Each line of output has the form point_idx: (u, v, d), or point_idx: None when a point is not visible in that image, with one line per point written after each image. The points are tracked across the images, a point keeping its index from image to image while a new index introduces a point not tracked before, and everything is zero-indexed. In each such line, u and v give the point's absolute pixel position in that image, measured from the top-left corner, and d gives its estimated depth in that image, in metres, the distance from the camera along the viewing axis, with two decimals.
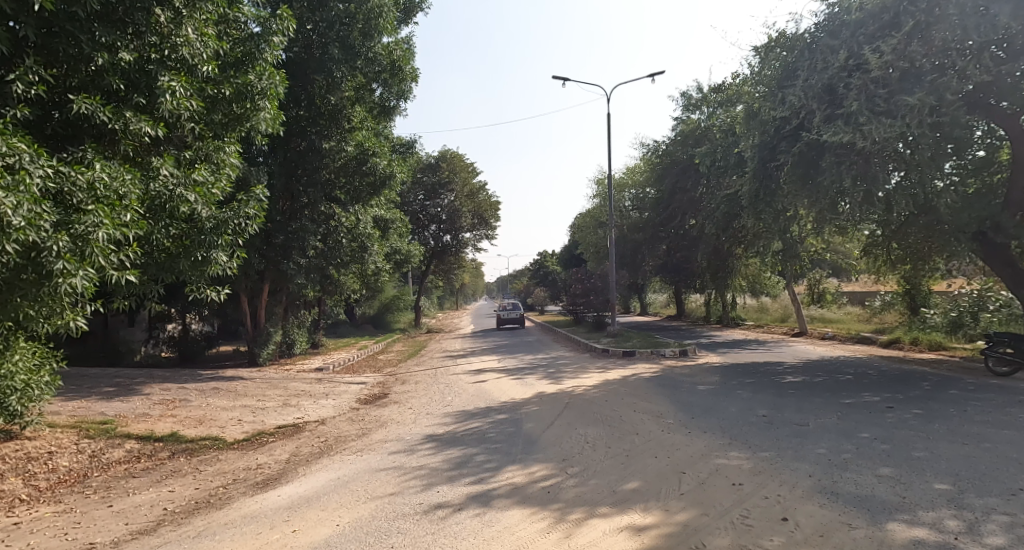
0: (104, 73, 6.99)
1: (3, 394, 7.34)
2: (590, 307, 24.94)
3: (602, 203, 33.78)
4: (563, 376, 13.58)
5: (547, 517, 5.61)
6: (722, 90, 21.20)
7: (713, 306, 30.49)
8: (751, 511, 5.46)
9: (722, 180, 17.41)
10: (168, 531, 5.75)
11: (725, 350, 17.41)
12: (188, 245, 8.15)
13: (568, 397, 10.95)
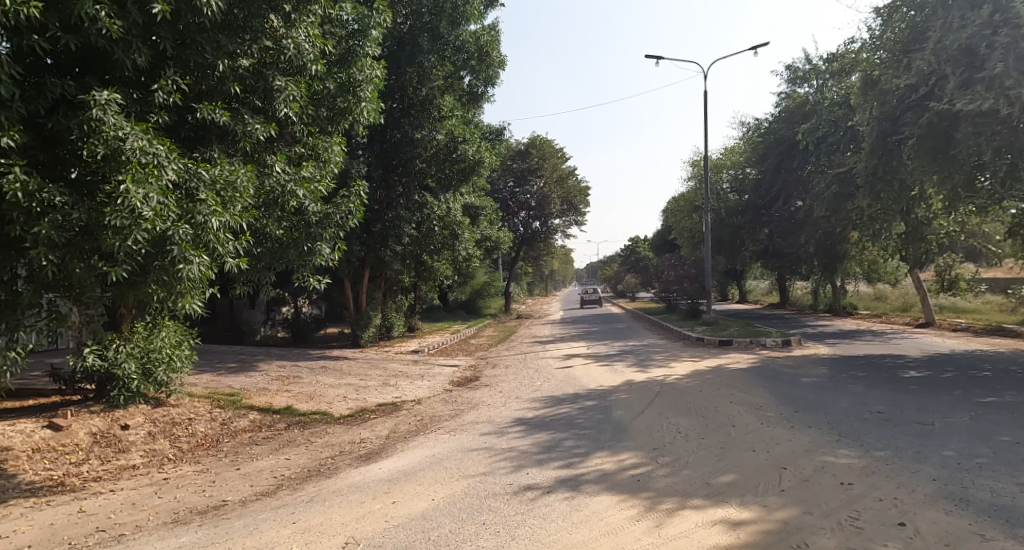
0: (226, 79, 7.60)
1: (151, 365, 8.22)
2: (684, 294, 24.47)
3: (698, 186, 33.10)
4: (656, 363, 13.53)
5: (637, 505, 5.73)
6: (834, 59, 19.97)
7: (822, 295, 29.28)
8: (862, 513, 5.35)
9: (835, 156, 16.63)
10: (286, 495, 6.32)
11: (836, 341, 16.65)
12: (298, 236, 8.76)
13: (660, 385, 10.94)
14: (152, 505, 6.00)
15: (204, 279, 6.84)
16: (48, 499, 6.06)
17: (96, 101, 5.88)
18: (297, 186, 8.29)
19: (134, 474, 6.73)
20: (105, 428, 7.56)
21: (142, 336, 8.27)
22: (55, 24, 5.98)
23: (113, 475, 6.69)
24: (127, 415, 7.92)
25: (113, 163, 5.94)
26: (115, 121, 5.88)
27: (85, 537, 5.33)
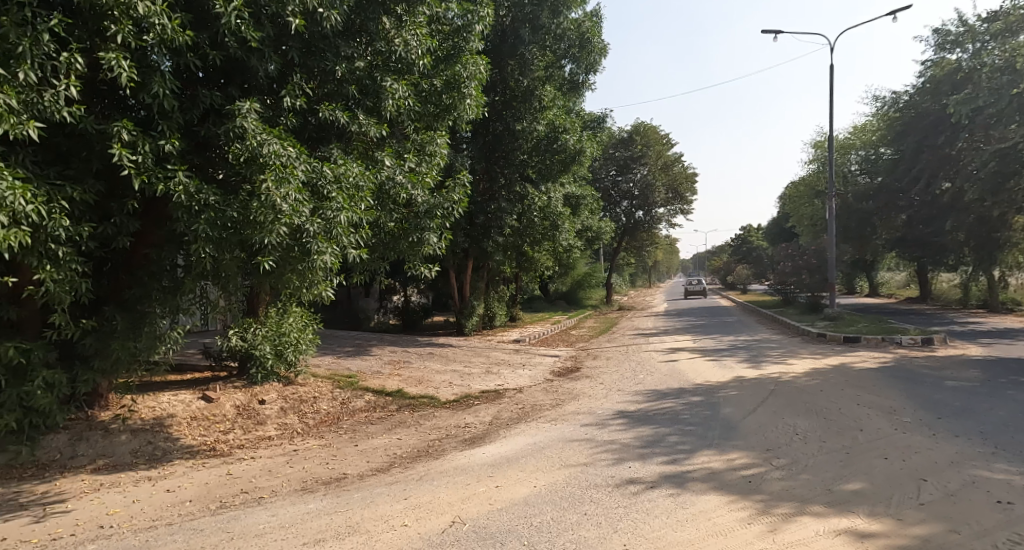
0: (345, 82, 8.14)
1: (284, 347, 9.00)
2: (803, 286, 23.41)
3: (822, 170, 31.35)
4: (770, 360, 13.09)
5: (748, 507, 5.63)
6: (1000, 15, 18.02)
7: (970, 288, 26.90)
8: (1022, 537, 4.90)
9: (997, 129, 15.23)
10: (398, 472, 6.76)
11: (991, 342, 15.25)
12: (407, 228, 9.18)
13: (775, 383, 10.61)
14: (285, 473, 6.64)
15: (332, 269, 7.27)
16: (203, 461, 6.89)
17: (238, 110, 6.60)
18: (406, 179, 8.70)
19: (270, 444, 7.45)
20: (246, 402, 8.39)
21: (274, 320, 9.16)
22: (203, 43, 6.70)
23: (253, 445, 7.43)
24: (264, 390, 8.73)
25: (252, 165, 6.54)
26: (253, 128, 6.52)
27: (232, 497, 6.01)
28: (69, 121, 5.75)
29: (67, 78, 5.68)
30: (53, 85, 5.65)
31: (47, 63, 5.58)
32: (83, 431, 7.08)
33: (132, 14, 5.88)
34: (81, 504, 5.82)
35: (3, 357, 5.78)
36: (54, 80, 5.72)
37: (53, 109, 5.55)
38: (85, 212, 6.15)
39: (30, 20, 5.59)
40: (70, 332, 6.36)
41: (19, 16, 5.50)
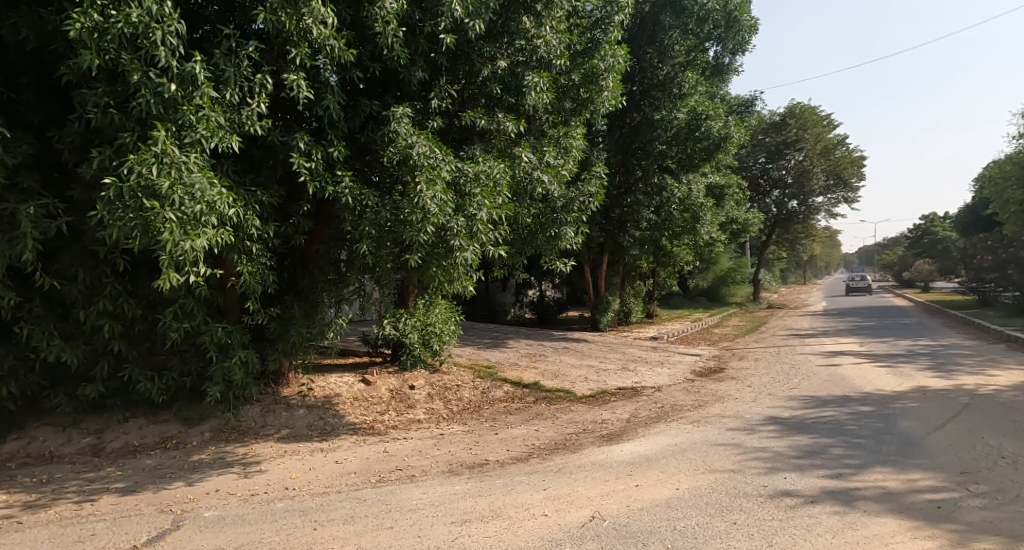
0: (489, 81, 8.41)
1: (430, 336, 9.52)
2: (1009, 282, 20.74)
3: None
4: (964, 371, 11.70)
5: (938, 537, 5.04)
6: None
7: None
8: None
9: None
10: (536, 462, 6.95)
11: None
12: (545, 222, 9.28)
13: (967, 397, 9.53)
14: (433, 454, 7.13)
15: (471, 265, 7.56)
16: (365, 437, 7.51)
17: (393, 116, 7.10)
18: (542, 173, 8.56)
19: (420, 427, 7.93)
20: (398, 386, 9.00)
21: (421, 310, 9.63)
22: (365, 57, 7.36)
23: (405, 426, 7.95)
24: (413, 377, 9.34)
25: (405, 167, 7.00)
26: (405, 132, 6.99)
27: (388, 473, 6.53)
28: (260, 135, 6.55)
29: (257, 96, 6.51)
30: (249, 104, 6.51)
31: (245, 85, 6.47)
32: (271, 404, 7.99)
33: (307, 36, 6.56)
34: (272, 466, 6.68)
35: (215, 337, 6.64)
36: (249, 99, 6.57)
37: (249, 123, 6.33)
38: (271, 214, 6.89)
39: (232, 50, 6.53)
40: (261, 318, 7.12)
41: (229, 47, 6.56)
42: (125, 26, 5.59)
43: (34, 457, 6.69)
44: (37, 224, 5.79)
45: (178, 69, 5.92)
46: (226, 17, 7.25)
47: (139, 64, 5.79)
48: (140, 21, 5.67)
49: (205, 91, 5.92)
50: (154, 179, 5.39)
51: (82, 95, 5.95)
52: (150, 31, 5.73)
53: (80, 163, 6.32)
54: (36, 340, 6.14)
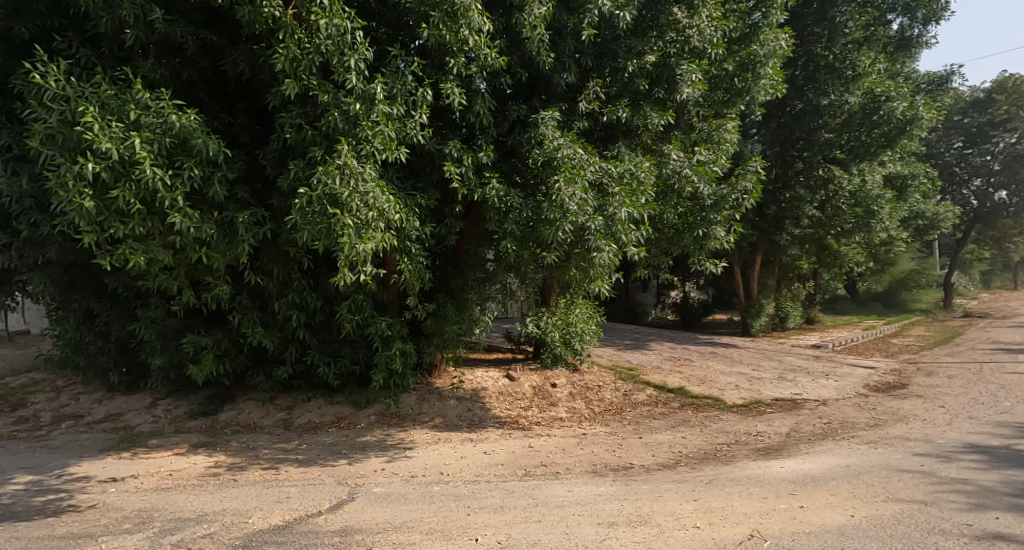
0: (635, 77, 8.00)
1: (571, 336, 9.66)
2: None
3: None
4: None
5: None
6: None
7: None
8: None
9: None
10: (685, 471, 6.80)
11: None
12: (692, 221, 8.11)
13: None
14: (577, 453, 7.26)
15: (611, 264, 7.59)
16: (510, 432, 7.83)
17: (541, 119, 7.37)
18: (692, 171, 7.85)
19: (563, 425, 8.09)
20: (541, 383, 9.26)
21: (562, 310, 9.72)
22: (516, 64, 7.69)
23: (548, 423, 8.15)
24: (555, 375, 9.56)
25: (550, 169, 7.18)
26: (551, 134, 7.23)
27: (534, 468, 6.79)
28: (421, 144, 7.19)
29: (419, 109, 7.16)
30: (412, 116, 7.13)
31: (409, 99, 7.10)
32: (426, 393, 8.60)
33: (464, 46, 7.01)
34: (428, 452, 7.22)
35: (380, 330, 7.14)
36: (413, 112, 7.22)
37: (412, 133, 7.00)
38: (428, 216, 7.37)
39: (400, 68, 7.19)
40: (420, 313, 7.64)
41: (397, 66, 7.21)
42: (319, 53, 6.59)
43: (242, 426, 7.81)
44: (251, 231, 6.61)
45: (357, 88, 6.66)
46: (394, 38, 8.04)
47: (329, 87, 6.67)
48: (327, 50, 6.61)
49: (380, 109, 6.65)
50: (337, 188, 6.05)
51: (282, 117, 6.95)
52: (337, 55, 6.59)
53: (279, 175, 7.20)
54: (246, 327, 7.07)
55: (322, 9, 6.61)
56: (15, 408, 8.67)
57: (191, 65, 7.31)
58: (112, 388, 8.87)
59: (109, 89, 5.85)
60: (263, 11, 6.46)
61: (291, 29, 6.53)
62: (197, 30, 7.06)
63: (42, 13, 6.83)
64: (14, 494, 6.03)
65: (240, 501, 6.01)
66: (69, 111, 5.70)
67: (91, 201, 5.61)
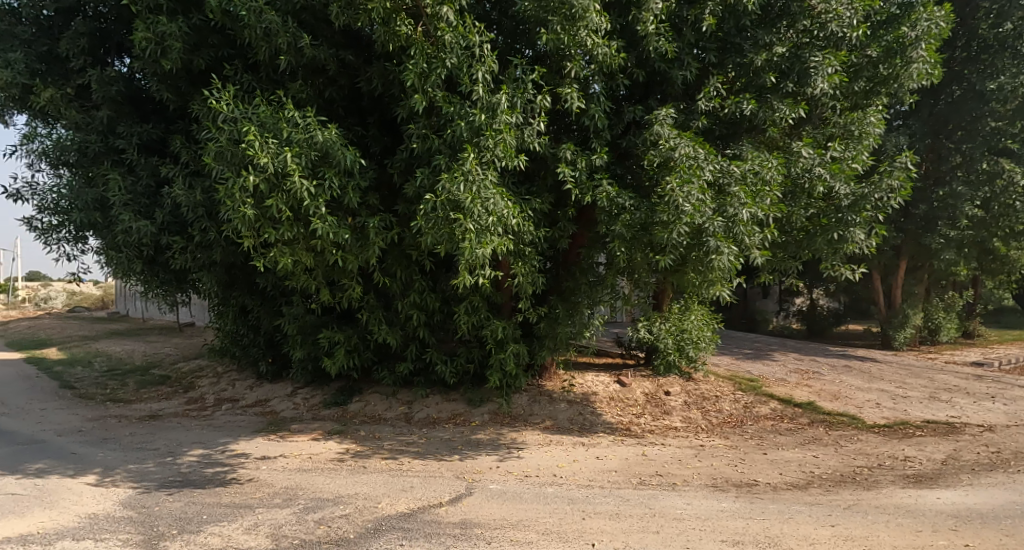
0: (761, 71, 7.60)
1: (684, 343, 9.20)
2: None
3: None
4: None
5: None
6: None
7: None
8: None
9: None
10: (819, 494, 6.30)
11: None
12: (827, 223, 7.44)
13: None
14: (694, 465, 7.00)
15: (732, 269, 7.13)
16: (622, 438, 7.71)
17: (655, 119, 7.25)
18: (825, 170, 7.34)
19: (678, 435, 7.85)
20: (653, 390, 9.08)
21: (676, 316, 9.28)
22: (632, 64, 7.60)
23: (662, 432, 7.94)
24: (668, 382, 9.32)
25: (666, 169, 7.05)
26: (667, 134, 7.07)
27: (650, 477, 6.65)
28: (539, 151, 7.25)
29: (538, 116, 7.20)
30: (531, 124, 7.22)
31: (528, 107, 7.20)
32: (537, 394, 8.70)
33: (582, 47, 7.08)
34: (541, 453, 7.31)
35: (494, 333, 7.32)
36: (531, 119, 7.29)
37: (530, 139, 7.08)
38: (542, 220, 7.46)
39: (519, 77, 7.27)
40: (531, 316, 7.80)
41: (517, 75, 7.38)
42: (445, 67, 6.88)
43: (368, 418, 8.36)
44: (381, 234, 6.98)
45: (482, 98, 6.85)
46: (511, 47, 8.23)
47: (455, 99, 6.95)
48: (454, 64, 6.92)
49: (503, 118, 6.73)
50: (460, 195, 6.27)
51: (410, 128, 7.32)
52: (464, 68, 6.92)
53: (405, 183, 7.54)
54: (372, 325, 7.58)
55: (448, 24, 6.93)
56: (185, 391, 9.95)
57: (332, 84, 7.82)
58: (260, 376, 9.84)
59: (266, 109, 6.38)
60: (396, 29, 6.98)
61: (421, 45, 6.95)
62: (337, 52, 7.62)
63: (216, 44, 7.37)
64: (189, 465, 6.91)
65: (371, 486, 6.48)
66: (236, 130, 6.28)
67: (252, 209, 6.12)
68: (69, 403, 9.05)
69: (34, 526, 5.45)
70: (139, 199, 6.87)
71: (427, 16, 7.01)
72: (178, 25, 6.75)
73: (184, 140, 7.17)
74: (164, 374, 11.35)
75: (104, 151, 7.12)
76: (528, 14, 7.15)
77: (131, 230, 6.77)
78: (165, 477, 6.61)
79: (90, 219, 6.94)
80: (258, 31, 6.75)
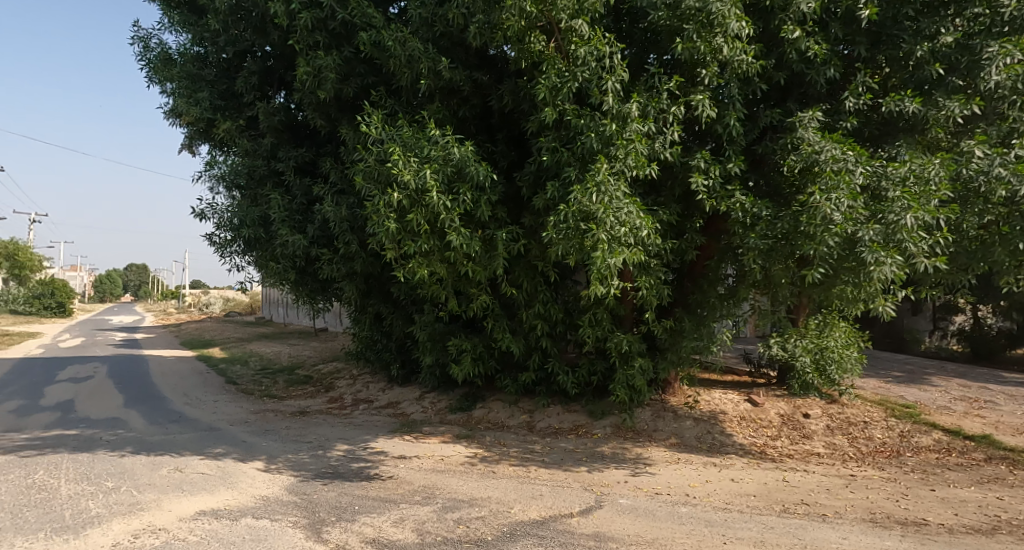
0: (924, 64, 6.73)
1: (824, 363, 8.22)
2: None
3: None
4: None
5: None
6: None
7: None
8: None
9: None
10: (1008, 540, 5.35)
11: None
12: (1009, 231, 6.33)
13: None
14: (846, 497, 6.29)
15: (895, 280, 6.22)
16: (758, 461, 7.17)
17: (798, 122, 6.68)
18: (1008, 169, 5.99)
19: (823, 462, 7.15)
20: (790, 412, 8.48)
21: (815, 334, 8.02)
22: (771, 66, 7.09)
23: (803, 457, 7.30)
24: (807, 405, 8.74)
25: (808, 175, 6.43)
26: (812, 138, 6.45)
27: (794, 505, 6.08)
28: (669, 161, 6.73)
29: (671, 126, 6.71)
30: (663, 133, 6.74)
31: (660, 117, 6.70)
32: (661, 410, 8.44)
33: (718, 56, 6.58)
34: (671, 471, 6.97)
35: (619, 345, 7.17)
36: (664, 130, 6.81)
37: (661, 150, 6.59)
38: (668, 231, 7.12)
39: (654, 85, 6.91)
40: (656, 329, 7.52)
41: (650, 85, 6.97)
42: (577, 80, 6.60)
43: (492, 424, 8.58)
44: (506, 246, 6.88)
45: (612, 108, 6.49)
46: (644, 58, 7.58)
47: (585, 111, 6.64)
48: (586, 77, 6.63)
49: (634, 127, 6.33)
50: (591, 206, 6.02)
51: (539, 141, 7.07)
52: (593, 79, 6.59)
53: (534, 196, 7.29)
54: (498, 332, 7.73)
55: (581, 38, 6.70)
56: (327, 391, 10.86)
57: (465, 104, 7.83)
58: (391, 380, 10.52)
59: (409, 130, 6.58)
60: (530, 46, 6.85)
61: (552, 61, 6.74)
62: (471, 73, 7.63)
63: (362, 73, 7.69)
64: (338, 459, 7.40)
65: (502, 491, 6.51)
66: (382, 151, 6.54)
67: (395, 224, 6.28)
68: (236, 398, 10.22)
69: (222, 503, 6.11)
70: (294, 216, 7.67)
71: (562, 30, 6.78)
72: (333, 58, 7.21)
73: (333, 162, 7.79)
74: (308, 375, 12.52)
75: (267, 174, 8.07)
76: (660, 24, 6.85)
77: (288, 244, 7.60)
78: (319, 468, 7.12)
79: (256, 234, 7.87)
80: (402, 59, 6.99)
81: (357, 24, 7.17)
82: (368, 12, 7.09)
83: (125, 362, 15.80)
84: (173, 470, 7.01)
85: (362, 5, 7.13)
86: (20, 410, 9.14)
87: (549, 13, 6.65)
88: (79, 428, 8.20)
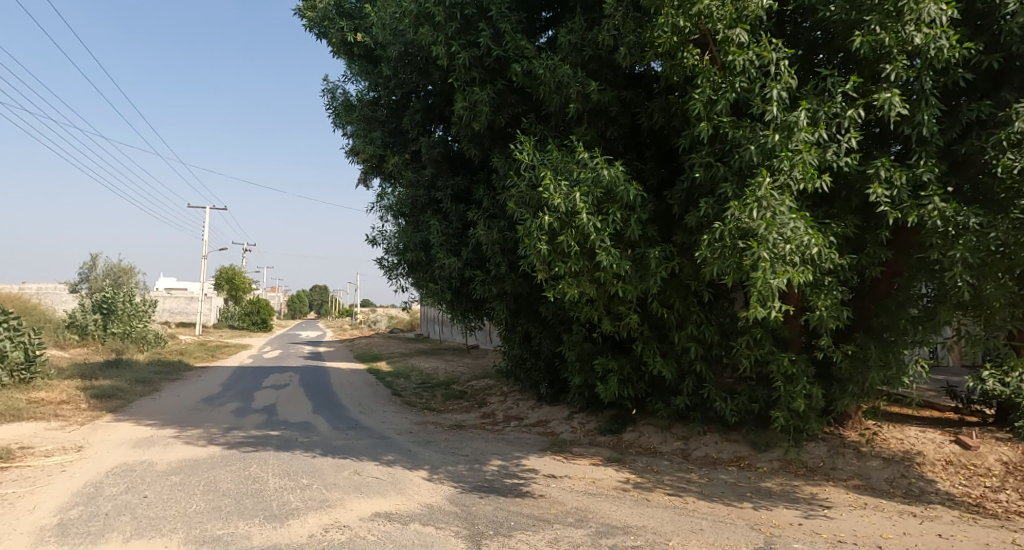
0: None
1: None
2: None
3: None
4: None
5: None
6: None
7: None
8: None
9: None
10: None
11: None
12: None
13: None
14: None
15: None
16: (975, 516, 5.97)
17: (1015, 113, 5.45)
18: None
19: None
20: (1018, 460, 7.02)
21: None
22: (977, 52, 5.98)
23: None
24: None
25: None
26: None
27: None
28: (844, 170, 5.96)
29: (848, 131, 5.89)
30: (837, 140, 5.94)
31: (832, 121, 5.92)
32: (839, 446, 7.60)
33: (909, 49, 5.63)
34: (855, 518, 6.02)
35: (782, 369, 6.54)
36: (837, 136, 6.03)
37: (833, 159, 5.82)
38: (845, 245, 6.33)
39: (825, 88, 6.12)
40: (834, 355, 6.74)
41: (817, 90, 6.16)
42: (735, 91, 6.01)
43: (644, 449, 8.29)
44: (661, 265, 6.52)
45: (777, 118, 5.85)
46: (808, 63, 6.80)
47: (745, 123, 6.06)
48: (744, 87, 6.04)
49: (802, 136, 5.64)
50: (753, 222, 5.46)
51: (692, 157, 6.55)
52: (756, 90, 5.98)
53: (686, 214, 6.92)
54: (647, 355, 7.43)
55: (740, 48, 6.07)
56: (480, 406, 11.28)
57: (613, 124, 7.59)
58: (540, 398, 10.67)
59: (559, 155, 6.41)
60: (684, 61, 6.29)
61: (709, 74, 6.19)
62: (620, 93, 7.43)
63: (515, 103, 7.87)
64: (493, 473, 7.55)
65: (658, 522, 5.94)
66: (534, 176, 6.47)
67: (545, 246, 6.12)
68: (403, 409, 11.00)
69: (394, 506, 6.30)
70: (450, 239, 8.19)
71: (717, 42, 6.18)
72: (488, 92, 7.51)
73: (486, 189, 8.14)
74: (462, 389, 13.14)
75: (427, 202, 8.69)
76: (835, 21, 6.12)
77: (445, 266, 8.14)
78: (476, 481, 7.26)
79: (417, 258, 8.58)
80: (552, 85, 7.03)
81: (510, 56, 7.34)
82: (521, 44, 7.23)
83: (315, 373, 17.71)
84: (354, 472, 7.56)
85: (516, 37, 7.28)
86: (239, 409, 10.76)
87: (703, 25, 6.14)
88: (282, 429, 9.45)
